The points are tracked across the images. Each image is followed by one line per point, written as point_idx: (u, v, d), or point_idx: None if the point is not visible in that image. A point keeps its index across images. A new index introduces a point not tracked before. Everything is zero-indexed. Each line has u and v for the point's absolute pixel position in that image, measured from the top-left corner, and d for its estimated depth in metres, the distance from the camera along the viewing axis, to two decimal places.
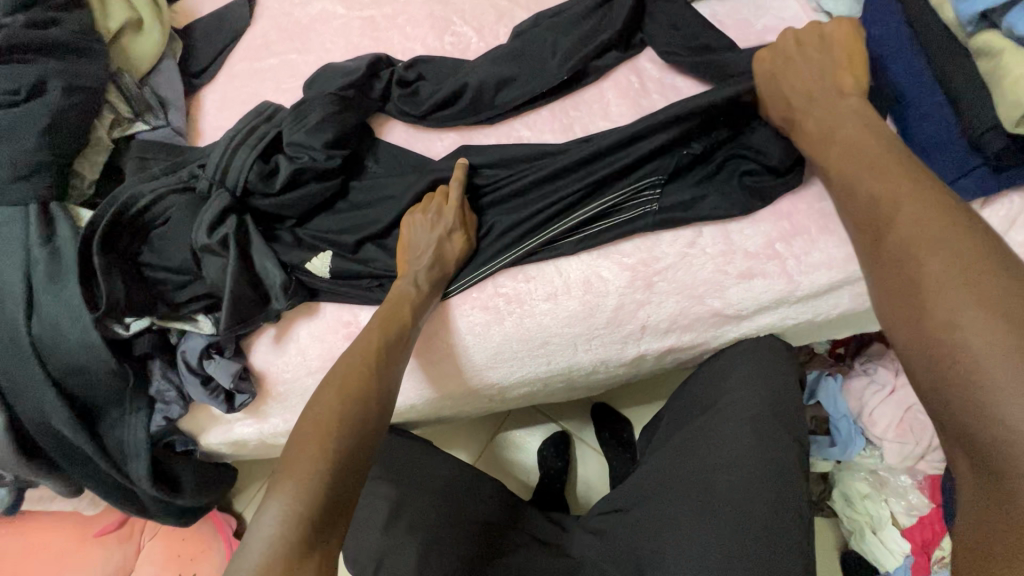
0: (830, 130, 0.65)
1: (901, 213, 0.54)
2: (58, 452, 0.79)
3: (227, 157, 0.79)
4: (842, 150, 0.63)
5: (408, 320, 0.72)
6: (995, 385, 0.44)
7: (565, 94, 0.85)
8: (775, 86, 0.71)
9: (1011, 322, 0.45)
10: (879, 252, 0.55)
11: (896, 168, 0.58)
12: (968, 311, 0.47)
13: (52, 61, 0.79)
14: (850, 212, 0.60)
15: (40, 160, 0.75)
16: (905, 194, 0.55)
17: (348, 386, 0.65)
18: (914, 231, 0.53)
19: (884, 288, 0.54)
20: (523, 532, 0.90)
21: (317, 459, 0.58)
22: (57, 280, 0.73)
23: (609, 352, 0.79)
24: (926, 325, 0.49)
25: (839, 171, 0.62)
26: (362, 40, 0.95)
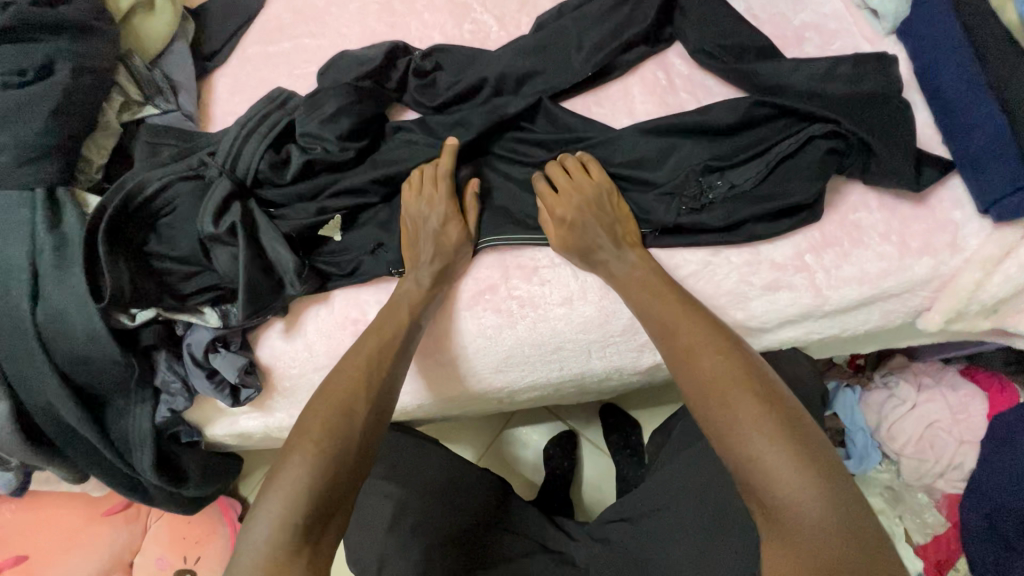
0: (630, 271, 0.69)
1: (678, 328, 0.64)
2: (62, 441, 0.79)
3: (238, 145, 0.77)
4: (639, 276, 0.68)
5: (406, 322, 0.70)
6: (767, 459, 0.53)
7: (589, 89, 0.81)
8: (572, 230, 0.71)
9: (769, 406, 0.56)
10: (672, 357, 0.63)
11: (673, 291, 0.67)
12: (739, 397, 0.57)
13: (59, 41, 0.76)
14: (644, 320, 0.67)
15: (46, 143, 0.73)
16: (680, 306, 0.65)
17: (339, 396, 0.63)
18: (689, 346, 0.62)
19: (679, 382, 0.62)
20: (527, 539, 0.87)
21: (301, 467, 0.57)
22: (62, 268, 0.71)
23: (624, 360, 0.77)
24: (715, 419, 0.57)
25: (635, 288, 0.68)
26: (378, 25, 0.92)
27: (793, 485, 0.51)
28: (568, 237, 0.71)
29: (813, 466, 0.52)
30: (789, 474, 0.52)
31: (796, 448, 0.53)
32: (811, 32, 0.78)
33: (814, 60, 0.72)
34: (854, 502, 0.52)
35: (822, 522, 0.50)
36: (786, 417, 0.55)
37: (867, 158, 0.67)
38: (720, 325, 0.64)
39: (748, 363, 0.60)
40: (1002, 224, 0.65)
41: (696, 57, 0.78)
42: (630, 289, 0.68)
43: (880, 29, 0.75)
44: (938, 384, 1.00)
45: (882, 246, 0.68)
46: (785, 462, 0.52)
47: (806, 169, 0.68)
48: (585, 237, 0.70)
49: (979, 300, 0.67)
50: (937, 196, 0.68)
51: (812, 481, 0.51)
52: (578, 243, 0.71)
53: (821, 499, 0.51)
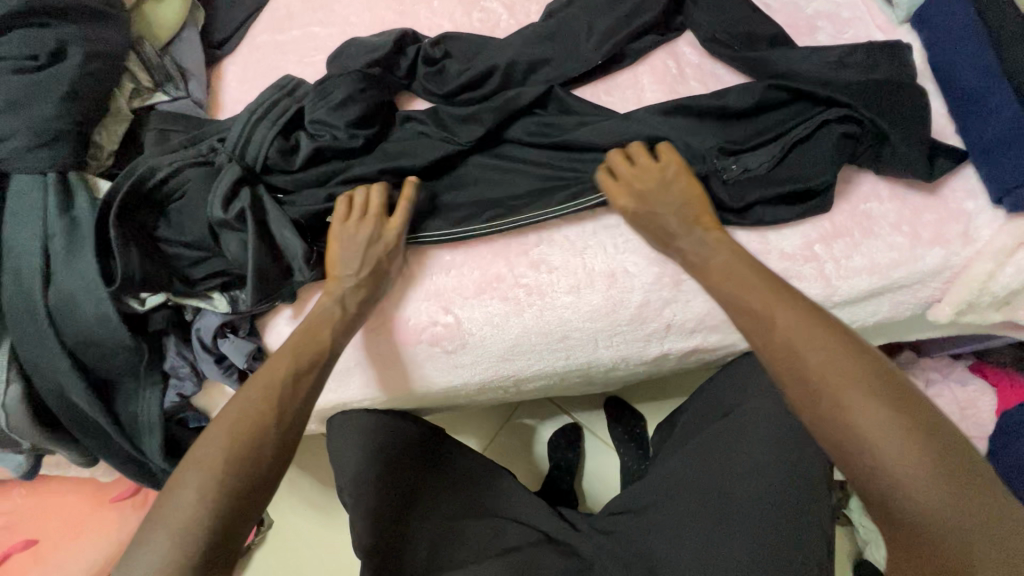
0: (707, 258, 0.64)
1: (776, 318, 0.57)
2: (72, 424, 0.79)
3: (247, 131, 0.78)
4: (718, 266, 0.63)
5: (325, 344, 0.69)
6: (896, 470, 0.47)
7: (598, 78, 0.81)
8: (642, 219, 0.68)
9: (894, 405, 0.50)
10: (767, 351, 0.57)
11: (760, 275, 0.61)
12: (856, 398, 0.50)
13: (71, 26, 0.77)
14: (731, 312, 0.61)
15: (58, 127, 0.73)
16: (769, 293, 0.59)
17: (246, 422, 0.60)
18: (790, 337, 0.55)
19: (780, 381, 0.56)
20: (530, 528, 0.86)
21: (194, 504, 0.55)
22: (74, 253, 0.72)
23: (630, 349, 0.77)
24: (825, 419, 0.51)
25: (716, 280, 0.63)
26: (387, 13, 0.92)
27: (928, 498, 0.46)
28: (643, 222, 0.68)
29: (950, 472, 0.47)
30: (925, 487, 0.46)
31: (931, 455, 0.47)
32: (823, 21, 0.77)
33: (825, 49, 0.72)
34: (1003, 508, 0.46)
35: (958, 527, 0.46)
36: (914, 417, 0.49)
37: (880, 146, 0.67)
38: (822, 310, 0.57)
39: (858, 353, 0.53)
40: (1015, 214, 0.64)
41: (706, 46, 0.78)
42: (707, 277, 0.64)
43: (894, 18, 0.75)
44: (946, 378, 0.99)
45: (893, 236, 0.67)
46: (920, 472, 0.47)
47: (821, 154, 0.68)
48: (655, 225, 0.68)
49: (991, 292, 0.66)
50: (949, 186, 0.68)
51: (953, 494, 0.46)
52: (653, 227, 0.68)
53: (961, 512, 0.46)
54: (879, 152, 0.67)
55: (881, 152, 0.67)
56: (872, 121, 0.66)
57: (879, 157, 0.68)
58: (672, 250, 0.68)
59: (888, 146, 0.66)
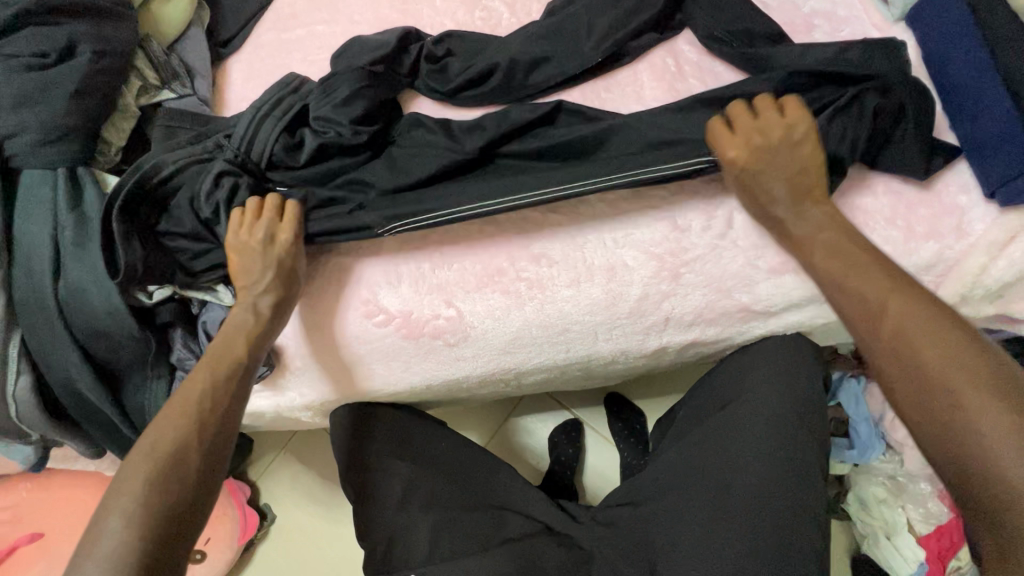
0: (809, 236, 0.65)
1: (886, 312, 0.58)
2: (80, 414, 0.81)
3: (253, 128, 0.79)
4: (824, 247, 0.64)
5: (242, 354, 0.71)
6: (1006, 471, 0.47)
7: (598, 75, 0.82)
8: (756, 176, 0.67)
9: (1010, 406, 0.49)
10: (882, 349, 0.57)
11: (871, 265, 0.61)
12: (971, 396, 0.51)
13: (81, 25, 0.78)
14: (838, 300, 0.62)
15: (68, 124, 0.74)
16: (887, 285, 0.59)
17: (166, 445, 0.62)
18: (900, 331, 0.56)
19: (886, 375, 0.57)
20: (531, 519, 0.88)
21: (121, 530, 0.56)
22: (82, 245, 0.74)
23: (630, 342, 0.78)
24: (933, 418, 0.52)
25: (823, 265, 0.64)
26: (390, 12, 0.93)
27: None
28: (744, 180, 0.68)
29: None
30: None
31: None
32: (820, 19, 0.78)
33: (822, 45, 0.73)
34: None
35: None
36: None
37: (886, 141, 0.68)
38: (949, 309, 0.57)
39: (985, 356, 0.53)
40: (1008, 208, 0.65)
41: (705, 45, 0.79)
42: (810, 252, 0.65)
43: (889, 16, 0.76)
44: None
45: (888, 231, 0.68)
46: None
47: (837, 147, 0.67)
48: (757, 186, 0.68)
49: (984, 285, 0.67)
50: (943, 181, 0.69)
51: None
52: (756, 188, 0.68)
53: None
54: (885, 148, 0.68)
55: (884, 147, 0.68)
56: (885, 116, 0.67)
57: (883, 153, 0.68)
58: (772, 218, 0.68)
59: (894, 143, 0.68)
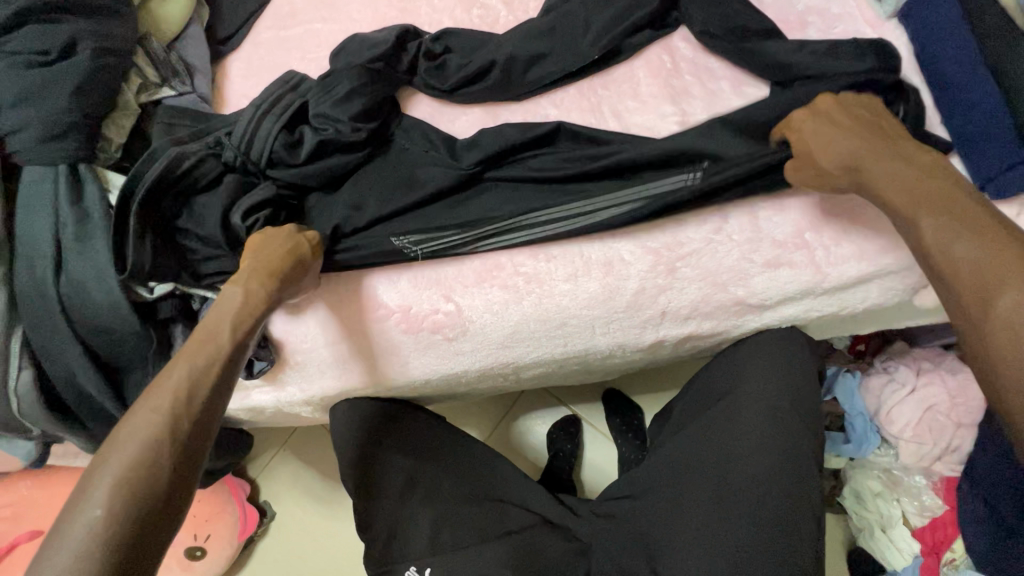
0: (903, 191, 0.58)
1: (1004, 295, 0.48)
2: (82, 410, 0.81)
3: (253, 126, 0.80)
4: (928, 204, 0.55)
5: (232, 336, 0.64)
6: None
7: (595, 72, 0.83)
8: (838, 142, 0.62)
9: None
10: (987, 340, 0.49)
11: (996, 234, 0.51)
12: None
13: (81, 22, 0.78)
14: (940, 273, 0.54)
15: (69, 120, 0.75)
16: (1014, 259, 0.49)
17: (138, 446, 0.52)
18: (1018, 321, 0.47)
19: (997, 372, 0.49)
20: (531, 512, 0.90)
21: (82, 549, 0.47)
22: (84, 241, 0.74)
23: (627, 336, 0.79)
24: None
25: (927, 229, 0.55)
26: (389, 10, 0.94)
27: None
28: (814, 156, 0.64)
29: None
30: None
31: None
32: (814, 16, 0.79)
33: (816, 42, 0.74)
34: None
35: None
36: None
37: None
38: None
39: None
40: (998, 202, 0.66)
41: (700, 42, 0.80)
42: (907, 211, 0.57)
43: (881, 13, 0.77)
44: (937, 367, 1.01)
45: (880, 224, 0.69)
46: None
47: None
48: (853, 155, 0.61)
49: None
50: None
51: None
52: (830, 159, 0.63)
53: None
54: None
55: None
56: None
57: None
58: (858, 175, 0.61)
59: None
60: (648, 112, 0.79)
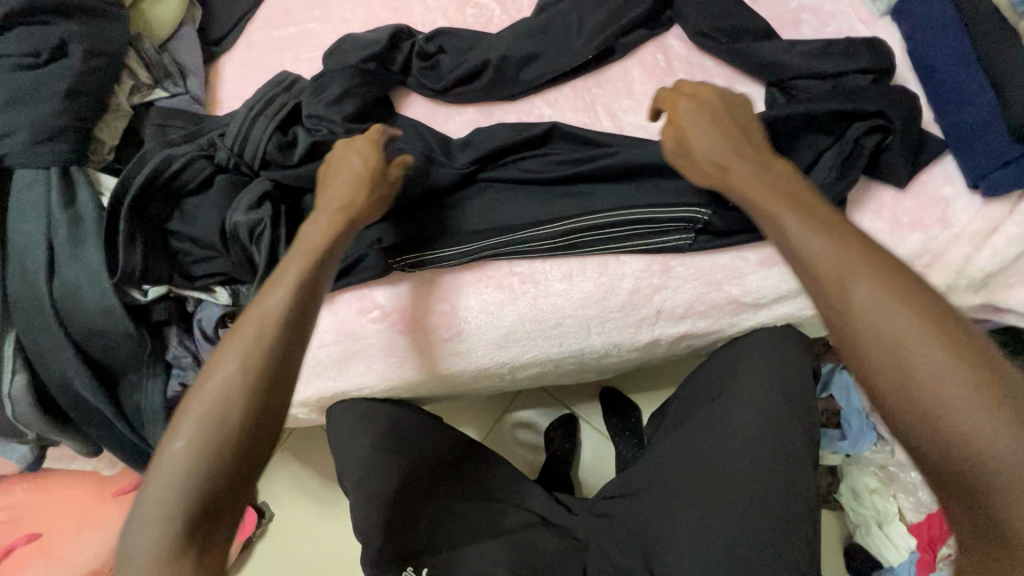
0: (765, 182, 0.57)
1: (858, 282, 0.47)
2: (76, 414, 0.81)
3: (246, 127, 0.80)
4: (787, 199, 0.54)
5: (314, 263, 0.60)
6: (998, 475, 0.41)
7: (589, 72, 0.83)
8: (697, 130, 0.63)
9: (1001, 405, 0.41)
10: (844, 326, 0.48)
11: (839, 225, 0.51)
12: (957, 387, 0.42)
13: (71, 24, 0.78)
14: (800, 264, 0.52)
15: (60, 124, 0.75)
16: (857, 250, 0.49)
17: (234, 371, 0.52)
18: (871, 309, 0.46)
19: (858, 358, 0.47)
20: (529, 512, 0.90)
21: (182, 463, 0.49)
22: (77, 244, 0.74)
23: (622, 335, 0.79)
24: (924, 415, 0.43)
25: (789, 220, 0.53)
26: (382, 10, 0.93)
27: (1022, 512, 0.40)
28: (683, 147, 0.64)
29: None
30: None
31: None
32: (807, 14, 0.79)
33: (809, 41, 0.74)
34: None
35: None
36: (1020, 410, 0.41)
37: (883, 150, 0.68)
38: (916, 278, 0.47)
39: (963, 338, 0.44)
40: (991, 199, 0.66)
41: (693, 41, 0.80)
42: (767, 202, 0.55)
43: (875, 11, 0.77)
44: None
45: (874, 222, 0.69)
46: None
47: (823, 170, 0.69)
48: (716, 151, 0.61)
49: (968, 275, 0.68)
50: (929, 174, 0.69)
51: None
52: (689, 146, 0.63)
53: None
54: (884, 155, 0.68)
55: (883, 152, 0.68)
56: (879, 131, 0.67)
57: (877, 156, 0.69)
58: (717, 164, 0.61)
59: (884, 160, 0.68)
60: (642, 111, 0.79)
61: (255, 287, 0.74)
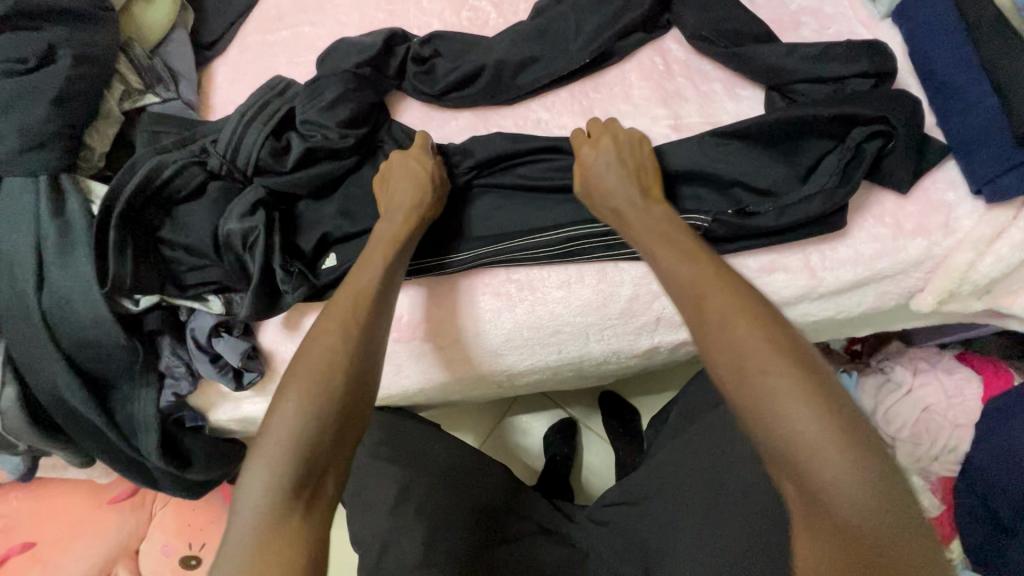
0: (649, 223, 0.62)
1: (713, 294, 0.53)
2: (68, 425, 0.80)
3: (238, 134, 0.78)
4: (662, 234, 0.60)
5: (388, 257, 0.68)
6: (819, 461, 0.44)
7: (586, 76, 0.82)
8: (602, 172, 0.67)
9: (819, 398, 0.46)
10: (700, 332, 0.52)
11: (701, 250, 0.57)
12: (786, 384, 0.47)
13: (60, 30, 0.77)
14: (668, 284, 0.57)
15: (49, 131, 0.73)
16: (713, 271, 0.55)
17: (328, 347, 0.60)
18: (721, 315, 0.51)
19: (711, 361, 0.51)
20: (529, 520, 0.89)
21: (292, 418, 0.55)
22: (67, 253, 0.73)
23: (621, 343, 0.78)
24: (757, 400, 0.47)
25: (659, 249, 0.59)
26: (377, 13, 0.92)
27: (839, 494, 0.43)
28: (592, 188, 0.68)
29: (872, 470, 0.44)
30: (851, 482, 0.43)
31: (856, 444, 0.44)
32: (807, 16, 0.78)
33: (808, 45, 0.73)
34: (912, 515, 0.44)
35: (881, 517, 0.43)
36: (837, 406, 0.46)
37: (884, 155, 0.67)
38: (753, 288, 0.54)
39: (790, 335, 0.50)
40: (995, 204, 0.65)
41: (692, 45, 0.79)
42: (648, 240, 0.60)
43: (875, 13, 0.76)
44: (934, 367, 1.01)
45: (876, 227, 0.68)
46: (842, 462, 0.44)
47: (821, 174, 0.68)
48: (607, 181, 0.66)
49: (972, 281, 0.67)
50: (931, 178, 0.69)
51: (871, 489, 0.43)
52: (596, 185, 0.67)
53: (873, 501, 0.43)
54: (885, 158, 0.67)
55: (885, 156, 0.67)
56: (879, 135, 0.67)
57: (879, 160, 0.68)
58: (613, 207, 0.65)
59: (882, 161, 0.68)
60: (641, 115, 0.78)
61: (251, 296, 0.73)
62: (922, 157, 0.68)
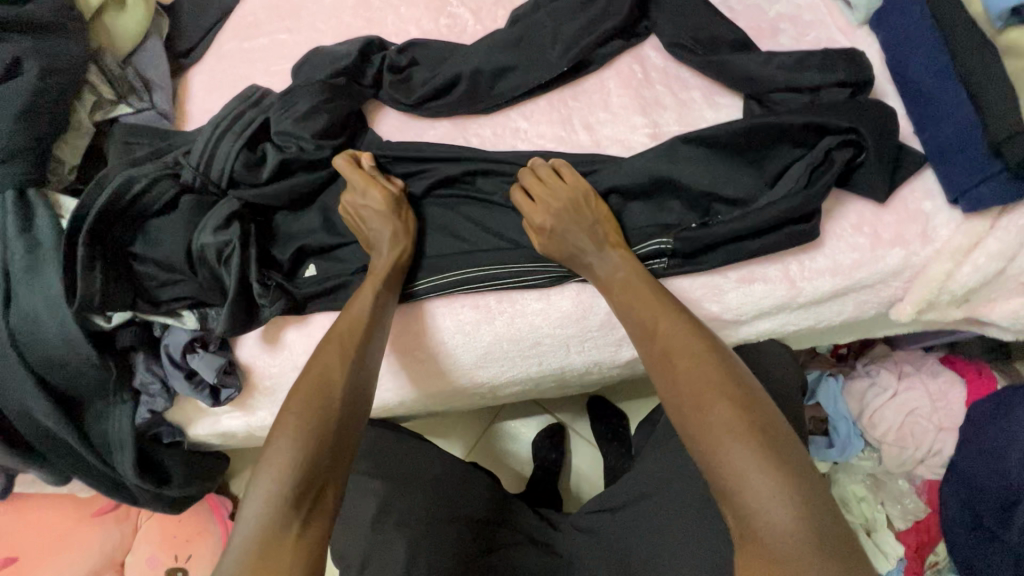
0: (610, 265, 0.68)
1: (659, 331, 0.62)
2: (42, 444, 0.78)
3: (211, 146, 0.77)
4: (621, 277, 0.67)
5: (380, 289, 0.70)
6: (740, 476, 0.51)
7: (565, 84, 0.81)
8: (562, 231, 0.69)
9: (742, 421, 0.53)
10: (649, 361, 0.62)
11: (656, 292, 0.65)
12: (715, 408, 0.55)
13: (26, 41, 0.75)
14: (625, 321, 0.65)
15: (14, 145, 0.72)
16: (661, 311, 0.63)
17: (321, 376, 0.63)
18: (666, 346, 0.61)
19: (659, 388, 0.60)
20: (515, 532, 0.88)
21: (289, 446, 0.57)
22: (35, 270, 0.71)
23: (602, 354, 0.77)
24: (697, 433, 0.54)
25: (617, 291, 0.66)
26: (354, 20, 0.91)
27: (760, 507, 0.49)
28: (558, 247, 0.70)
29: (792, 486, 0.50)
30: (771, 494, 0.49)
31: (774, 461, 0.51)
32: (786, 23, 0.78)
33: (786, 53, 0.72)
34: (830, 526, 0.49)
35: (809, 538, 0.48)
36: (759, 429, 0.53)
37: (856, 166, 0.68)
38: (703, 328, 0.62)
39: (731, 375, 0.57)
40: (971, 214, 0.65)
41: (671, 52, 0.78)
42: (610, 290, 0.67)
43: (853, 20, 0.76)
44: (919, 371, 1.01)
45: (855, 238, 0.68)
46: (762, 478, 0.50)
47: (790, 180, 0.68)
48: (570, 243, 0.69)
49: (950, 290, 0.67)
50: (908, 187, 0.68)
51: (789, 502, 0.49)
52: (559, 244, 0.70)
53: (791, 512, 0.49)
54: (858, 167, 0.67)
55: (858, 165, 0.67)
56: (853, 145, 0.66)
57: (850, 170, 0.68)
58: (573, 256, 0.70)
59: (857, 170, 0.67)
60: (620, 123, 0.77)
61: (226, 312, 0.72)
62: (899, 167, 0.68)
